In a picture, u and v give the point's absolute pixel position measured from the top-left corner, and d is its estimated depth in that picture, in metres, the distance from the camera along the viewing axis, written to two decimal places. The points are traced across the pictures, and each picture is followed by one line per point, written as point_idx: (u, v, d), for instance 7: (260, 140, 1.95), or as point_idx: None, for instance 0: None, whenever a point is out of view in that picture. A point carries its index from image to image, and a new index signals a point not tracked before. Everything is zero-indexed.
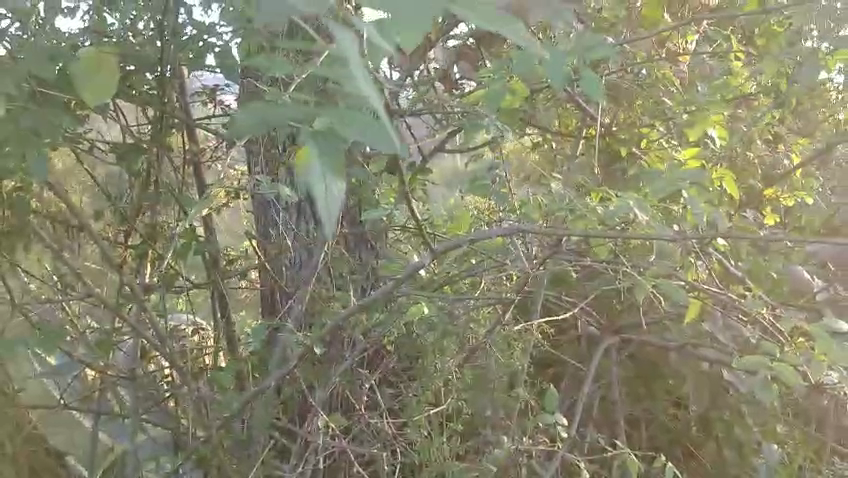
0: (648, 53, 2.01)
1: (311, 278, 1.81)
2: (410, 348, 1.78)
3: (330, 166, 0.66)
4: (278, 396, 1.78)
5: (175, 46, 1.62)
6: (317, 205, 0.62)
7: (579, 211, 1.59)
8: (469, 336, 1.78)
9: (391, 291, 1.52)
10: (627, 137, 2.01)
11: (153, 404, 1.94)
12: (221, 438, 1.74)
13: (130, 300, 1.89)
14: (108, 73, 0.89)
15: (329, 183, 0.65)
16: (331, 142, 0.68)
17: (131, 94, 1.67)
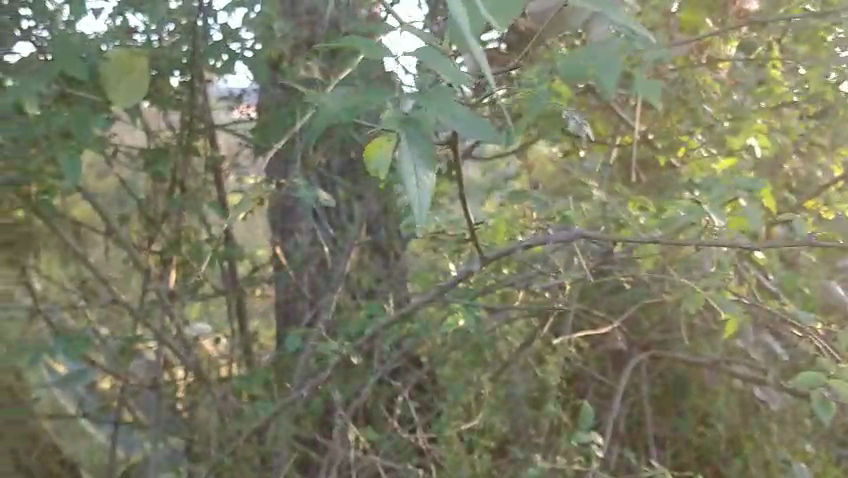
0: (687, 57, 2.15)
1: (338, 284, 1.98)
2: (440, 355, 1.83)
3: (425, 158, 0.89)
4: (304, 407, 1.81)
5: (202, 52, 1.74)
6: (409, 196, 0.87)
7: (623, 219, 1.82)
8: (500, 351, 1.94)
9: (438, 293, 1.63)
10: (664, 145, 2.16)
11: (174, 412, 1.98)
12: (245, 448, 1.80)
13: (155, 305, 1.94)
14: (139, 74, 1.35)
15: (421, 174, 0.88)
16: (426, 134, 0.91)
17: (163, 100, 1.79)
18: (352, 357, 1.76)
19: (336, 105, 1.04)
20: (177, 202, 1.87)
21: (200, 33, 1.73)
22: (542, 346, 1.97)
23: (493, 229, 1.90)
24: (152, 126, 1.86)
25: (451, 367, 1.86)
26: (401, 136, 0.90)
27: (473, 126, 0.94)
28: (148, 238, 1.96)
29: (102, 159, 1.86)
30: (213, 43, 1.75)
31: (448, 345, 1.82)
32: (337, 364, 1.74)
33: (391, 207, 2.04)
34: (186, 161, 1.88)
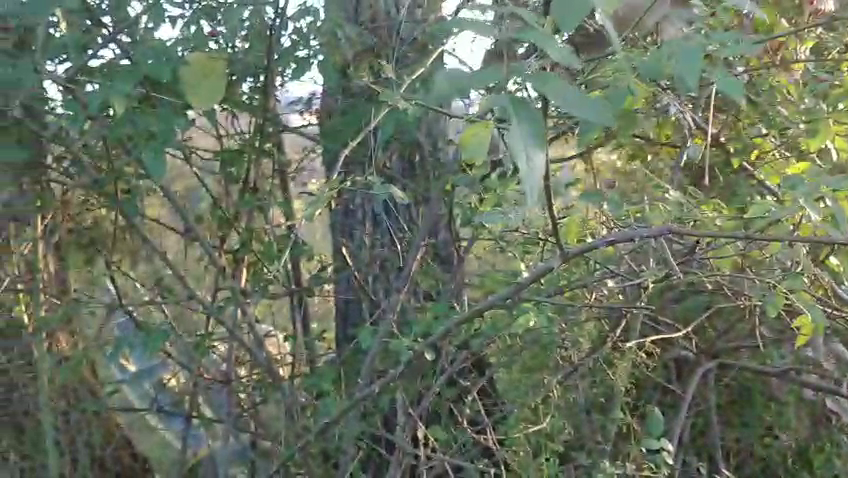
0: (761, 60, 2.23)
1: (403, 284, 2.18)
2: (502, 355, 2.31)
3: (535, 139, 0.91)
4: (367, 403, 2.00)
5: (277, 59, 1.99)
6: (521, 170, 0.90)
7: (697, 219, 2.01)
8: (564, 355, 2.40)
9: (521, 288, 1.79)
10: (737, 147, 2.25)
11: (242, 409, 2.20)
12: (310, 441, 2.01)
13: (227, 302, 2.13)
14: (215, 76, 1.37)
15: (531, 156, 0.91)
16: (536, 115, 0.93)
17: (238, 103, 2.02)
18: (412, 353, 1.95)
19: (445, 83, 1.03)
20: (248, 202, 2.10)
21: (272, 41, 1.97)
22: (614, 350, 2.39)
23: (567, 231, 2.05)
24: (230, 129, 2.12)
25: (514, 368, 2.33)
26: (511, 118, 0.93)
27: (577, 100, 0.98)
28: (221, 238, 2.21)
29: (182, 169, 2.11)
30: (286, 49, 2.00)
31: (510, 347, 2.29)
32: (408, 360, 1.99)
33: (462, 210, 2.28)
34: (258, 161, 2.13)
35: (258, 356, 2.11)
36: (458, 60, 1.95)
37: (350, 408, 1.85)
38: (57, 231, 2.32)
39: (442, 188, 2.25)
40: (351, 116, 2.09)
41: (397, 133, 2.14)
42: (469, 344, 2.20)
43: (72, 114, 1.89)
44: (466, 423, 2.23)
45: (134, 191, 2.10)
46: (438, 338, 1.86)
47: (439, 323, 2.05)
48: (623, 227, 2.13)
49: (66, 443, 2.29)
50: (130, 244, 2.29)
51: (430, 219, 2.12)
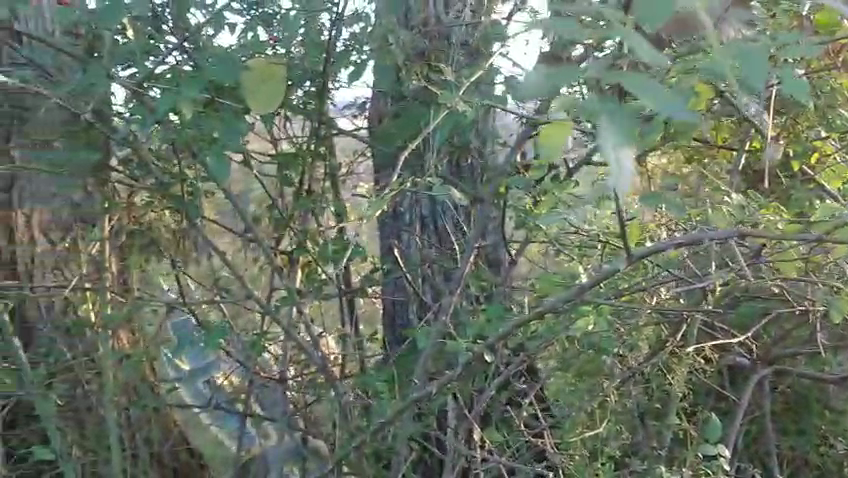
0: (822, 62, 2.21)
1: (454, 286, 2.22)
2: (559, 357, 2.34)
3: (624, 139, 0.82)
4: (419, 403, 2.03)
5: (334, 64, 2.04)
6: (609, 171, 0.80)
7: (759, 222, 2.00)
8: (620, 358, 2.42)
9: (584, 289, 1.79)
10: (798, 151, 2.32)
11: (297, 408, 2.25)
12: (363, 440, 2.05)
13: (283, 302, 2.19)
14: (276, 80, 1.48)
15: (620, 156, 0.81)
16: (624, 115, 0.85)
17: (296, 107, 2.08)
18: (467, 354, 1.98)
19: (527, 89, 0.91)
20: (304, 205, 2.15)
21: (328, 48, 2.03)
22: (671, 351, 2.43)
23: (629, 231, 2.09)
24: (287, 133, 2.19)
25: (568, 373, 2.34)
26: (599, 120, 0.84)
27: (671, 100, 0.86)
28: (277, 240, 2.27)
29: (241, 172, 2.19)
30: (341, 53, 2.04)
31: (567, 350, 2.33)
32: (465, 361, 2.02)
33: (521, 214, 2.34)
34: (313, 164, 2.19)
35: (312, 356, 2.17)
36: (513, 62, 2.00)
37: (406, 409, 1.88)
38: (121, 231, 2.44)
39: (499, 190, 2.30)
40: (404, 119, 2.12)
41: (451, 134, 2.17)
42: (522, 347, 2.21)
43: (139, 117, 2.00)
44: (518, 424, 2.27)
45: (196, 193, 2.18)
46: (496, 340, 1.87)
47: (492, 326, 2.07)
48: (688, 229, 2.16)
49: (127, 438, 2.38)
50: (189, 243, 2.41)
51: (483, 222, 2.14)
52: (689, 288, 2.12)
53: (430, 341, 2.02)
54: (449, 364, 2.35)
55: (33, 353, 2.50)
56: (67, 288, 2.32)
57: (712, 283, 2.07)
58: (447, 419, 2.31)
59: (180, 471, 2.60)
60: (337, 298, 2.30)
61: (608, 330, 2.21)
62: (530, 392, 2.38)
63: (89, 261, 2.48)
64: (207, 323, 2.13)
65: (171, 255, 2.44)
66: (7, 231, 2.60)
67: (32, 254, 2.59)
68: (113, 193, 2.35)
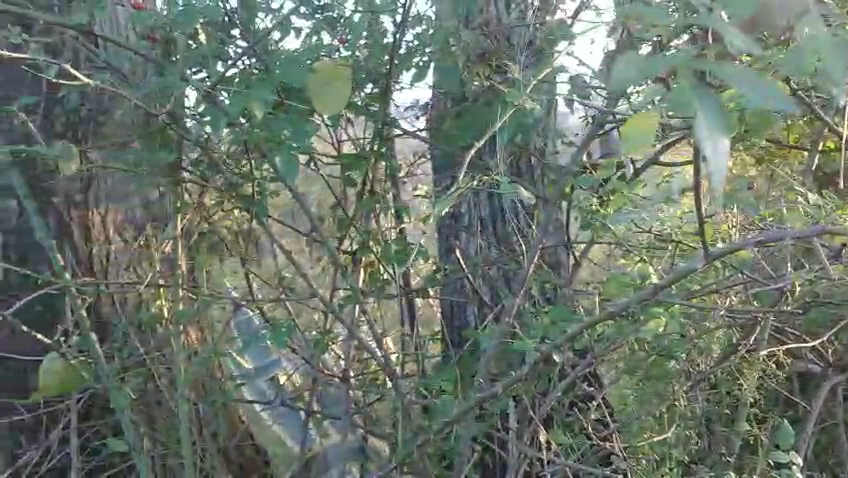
0: None
1: (516, 287, 2.22)
2: (623, 360, 2.32)
3: (720, 121, 0.79)
4: (484, 404, 2.04)
5: (398, 65, 2.06)
6: (708, 157, 0.77)
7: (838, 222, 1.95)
8: (686, 361, 2.38)
9: (659, 288, 1.77)
10: None
11: (359, 407, 2.28)
12: (427, 440, 2.06)
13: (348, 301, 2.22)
14: (342, 83, 1.68)
15: (715, 140, 0.78)
16: (720, 97, 0.82)
17: (361, 109, 2.10)
18: (531, 356, 1.97)
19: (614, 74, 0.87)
20: (368, 205, 2.18)
21: (392, 49, 2.05)
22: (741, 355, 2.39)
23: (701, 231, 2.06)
24: (350, 134, 2.21)
25: (633, 377, 2.31)
26: (694, 106, 0.80)
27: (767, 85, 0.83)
28: (341, 241, 2.31)
29: (305, 173, 2.23)
30: (405, 55, 2.06)
31: (632, 353, 2.30)
32: (531, 362, 2.01)
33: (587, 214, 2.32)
34: (377, 165, 2.22)
35: (376, 355, 2.19)
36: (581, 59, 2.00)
37: (470, 408, 1.88)
38: (191, 230, 2.52)
39: (565, 191, 2.29)
40: (468, 120, 2.13)
41: (516, 134, 2.17)
42: (586, 349, 2.19)
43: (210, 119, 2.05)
44: (582, 427, 2.25)
45: (263, 194, 2.23)
46: (562, 341, 1.86)
47: (555, 327, 2.05)
48: (762, 229, 2.12)
49: (197, 432, 2.44)
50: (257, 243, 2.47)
51: (548, 223, 2.13)
52: (763, 290, 2.07)
53: (492, 341, 2.02)
54: (510, 364, 2.35)
55: (107, 348, 2.59)
56: (144, 285, 2.32)
57: (789, 284, 2.02)
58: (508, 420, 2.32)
59: (246, 467, 2.67)
60: (399, 298, 2.33)
61: (676, 333, 2.18)
62: (593, 396, 2.36)
63: (162, 259, 2.56)
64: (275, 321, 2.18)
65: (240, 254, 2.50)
66: (84, 231, 2.68)
67: (108, 253, 2.69)
68: (184, 193, 2.41)
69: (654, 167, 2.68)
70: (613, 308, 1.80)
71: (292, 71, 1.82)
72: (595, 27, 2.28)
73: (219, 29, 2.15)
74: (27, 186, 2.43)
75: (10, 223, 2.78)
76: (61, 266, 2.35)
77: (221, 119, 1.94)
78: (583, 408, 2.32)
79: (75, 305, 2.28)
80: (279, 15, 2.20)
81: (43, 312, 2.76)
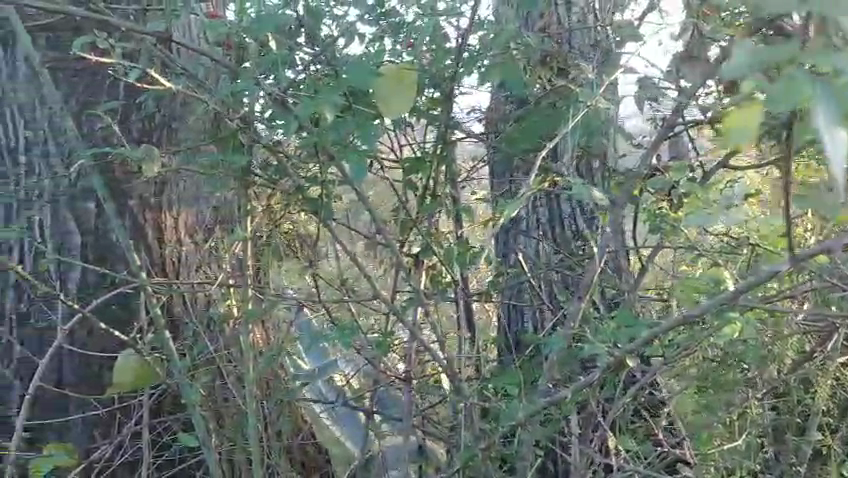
0: None
1: (579, 290, 2.21)
2: (690, 368, 2.28)
3: (835, 116, 0.80)
4: (546, 409, 2.03)
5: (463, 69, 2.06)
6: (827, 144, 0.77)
7: None
8: (753, 369, 2.34)
9: (740, 292, 1.74)
10: None
11: (421, 408, 2.30)
12: (490, 442, 2.06)
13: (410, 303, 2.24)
14: (408, 88, 1.72)
15: (832, 131, 0.78)
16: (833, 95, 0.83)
17: (425, 113, 2.12)
18: (598, 360, 1.96)
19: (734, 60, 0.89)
20: (431, 207, 2.20)
21: (456, 53, 2.07)
22: (812, 363, 2.33)
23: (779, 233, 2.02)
24: (413, 138, 2.23)
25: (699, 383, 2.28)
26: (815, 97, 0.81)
27: None
28: (404, 243, 2.33)
29: (369, 176, 2.27)
30: (470, 58, 2.06)
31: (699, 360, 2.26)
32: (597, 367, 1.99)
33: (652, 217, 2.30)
34: (440, 169, 2.24)
35: (438, 357, 2.21)
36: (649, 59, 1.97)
37: (537, 410, 1.87)
38: (260, 233, 2.59)
39: (632, 195, 2.26)
40: (531, 123, 2.14)
41: (584, 135, 2.14)
42: (650, 353, 2.17)
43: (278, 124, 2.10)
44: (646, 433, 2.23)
45: (329, 196, 2.28)
46: (631, 346, 1.84)
47: (622, 331, 2.03)
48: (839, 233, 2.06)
49: (264, 429, 2.51)
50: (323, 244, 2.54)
51: (614, 227, 2.11)
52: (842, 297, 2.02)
53: (557, 344, 2.01)
54: (572, 369, 2.33)
55: (179, 345, 2.67)
56: (215, 285, 2.39)
57: None
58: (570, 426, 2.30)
59: (309, 464, 2.72)
60: (460, 301, 2.35)
61: (745, 338, 2.14)
62: (658, 403, 2.33)
63: (231, 260, 2.64)
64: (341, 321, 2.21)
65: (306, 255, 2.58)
66: (158, 232, 2.77)
67: (179, 254, 2.79)
68: (253, 196, 2.48)
69: (719, 172, 2.62)
70: (687, 314, 1.77)
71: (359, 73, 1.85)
72: (662, 29, 2.25)
73: (288, 36, 2.14)
74: (106, 187, 2.52)
75: (89, 224, 2.89)
76: (138, 265, 2.44)
77: (291, 123, 1.97)
78: (647, 413, 2.30)
79: (151, 303, 2.35)
80: (345, 22, 2.25)
81: (118, 311, 2.87)
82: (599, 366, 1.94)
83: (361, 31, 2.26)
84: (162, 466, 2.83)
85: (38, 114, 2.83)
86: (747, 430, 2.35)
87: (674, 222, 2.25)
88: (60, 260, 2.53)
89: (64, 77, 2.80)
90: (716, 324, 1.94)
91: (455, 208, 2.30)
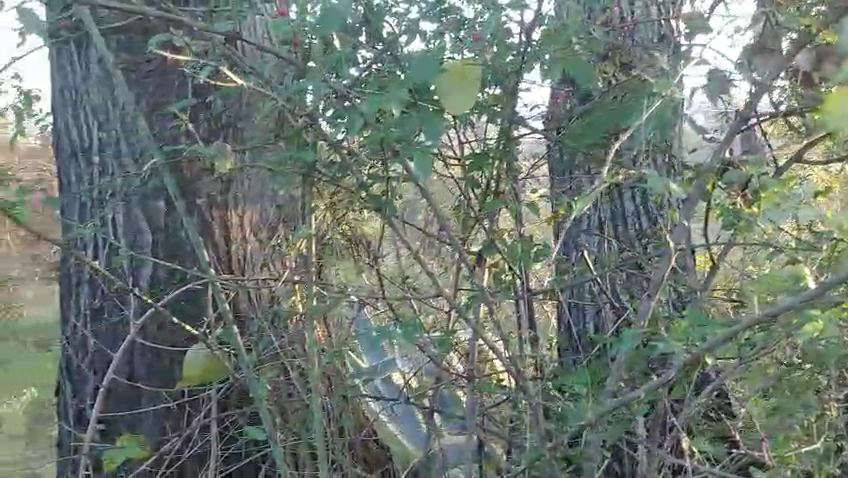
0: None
1: (646, 288, 2.16)
2: (764, 370, 2.22)
3: None
4: (615, 410, 1.99)
5: (526, 64, 2.04)
6: None
7: None
8: (831, 372, 2.27)
9: (823, 290, 1.67)
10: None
11: (484, 406, 2.29)
12: (557, 443, 2.03)
13: (473, 301, 2.23)
14: (469, 85, 1.74)
15: None
16: None
17: (489, 109, 2.11)
18: (673, 360, 1.91)
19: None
20: (494, 204, 2.18)
21: (519, 48, 2.05)
22: None
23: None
24: (475, 135, 2.22)
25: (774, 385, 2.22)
26: None
27: None
28: (467, 241, 2.32)
29: (431, 173, 2.27)
30: (533, 51, 2.03)
31: (773, 360, 2.20)
32: (670, 367, 1.94)
33: (725, 215, 2.23)
34: (503, 168, 2.22)
35: (502, 355, 2.19)
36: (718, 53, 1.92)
37: (608, 410, 1.83)
38: (326, 231, 2.63)
39: (702, 191, 2.20)
40: (598, 118, 2.10)
41: (653, 130, 2.09)
42: (721, 355, 2.12)
43: (340, 123, 2.10)
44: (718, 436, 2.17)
45: (390, 195, 2.28)
46: (706, 346, 1.79)
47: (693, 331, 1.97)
48: None
49: (330, 425, 2.53)
50: (387, 243, 2.57)
51: (684, 225, 2.05)
52: None
53: (625, 344, 1.97)
54: (639, 370, 2.29)
55: (246, 340, 2.72)
56: (282, 281, 2.43)
57: None
58: (637, 427, 2.25)
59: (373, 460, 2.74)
60: (522, 299, 2.33)
61: (824, 339, 2.07)
62: (731, 406, 2.28)
63: (296, 258, 2.68)
64: (405, 319, 2.21)
65: (370, 252, 2.61)
66: (225, 230, 2.84)
67: (246, 251, 2.84)
68: (318, 194, 2.51)
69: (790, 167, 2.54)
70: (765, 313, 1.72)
71: (422, 69, 1.72)
72: (732, 21, 2.19)
73: (352, 35, 2.16)
74: (177, 185, 2.58)
75: (159, 222, 2.97)
76: (207, 262, 2.49)
77: (356, 120, 1.96)
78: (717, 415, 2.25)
79: (220, 299, 2.40)
80: (406, 20, 2.26)
81: (188, 307, 2.95)
82: (672, 366, 1.89)
83: (422, 29, 2.26)
84: (230, 460, 2.88)
85: (111, 116, 2.92)
86: (824, 433, 2.28)
87: (747, 218, 2.17)
88: (132, 256, 2.60)
89: (136, 79, 2.89)
90: (795, 324, 1.88)
91: (518, 204, 2.28)
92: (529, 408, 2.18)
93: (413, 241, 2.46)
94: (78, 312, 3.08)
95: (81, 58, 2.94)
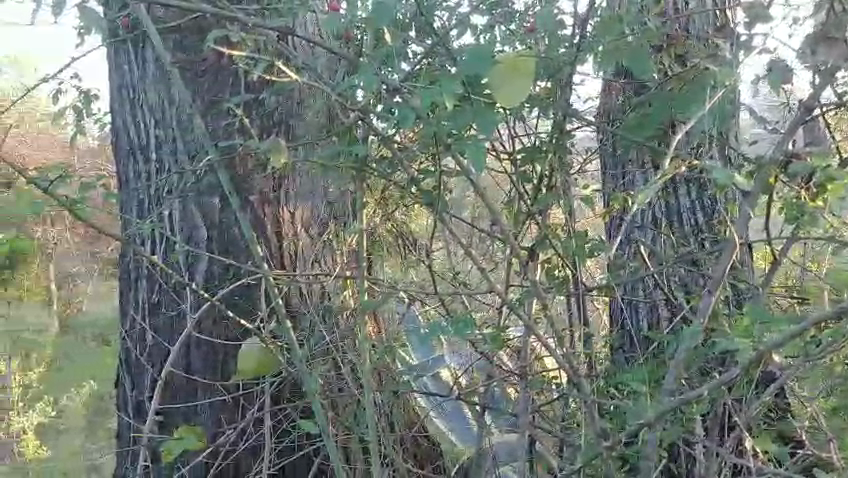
0: None
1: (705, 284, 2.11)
2: (829, 368, 2.14)
3: None
4: (674, 410, 1.94)
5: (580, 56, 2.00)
6: None
7: None
8: None
9: None
10: None
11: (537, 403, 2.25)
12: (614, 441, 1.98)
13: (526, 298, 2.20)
14: (525, 77, 1.69)
15: None
16: None
17: (541, 103, 2.08)
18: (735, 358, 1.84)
19: None
20: (546, 199, 2.15)
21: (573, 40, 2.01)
22: None
23: None
24: (527, 129, 2.19)
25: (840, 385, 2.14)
26: None
27: None
28: (519, 238, 2.29)
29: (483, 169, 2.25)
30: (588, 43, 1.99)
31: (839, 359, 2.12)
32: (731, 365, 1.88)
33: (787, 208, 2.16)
34: (555, 161, 2.18)
35: (556, 352, 2.15)
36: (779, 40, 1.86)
37: (668, 409, 1.77)
38: (377, 227, 2.63)
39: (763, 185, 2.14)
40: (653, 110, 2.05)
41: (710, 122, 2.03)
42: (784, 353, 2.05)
43: (392, 118, 2.09)
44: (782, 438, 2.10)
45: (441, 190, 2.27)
46: (771, 341, 1.73)
47: (755, 329, 1.91)
48: None
49: (382, 420, 2.52)
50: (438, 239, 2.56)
51: (745, 218, 1.99)
52: None
53: (683, 342, 1.91)
54: (697, 368, 2.23)
55: (299, 335, 2.74)
56: (334, 276, 2.43)
57: None
58: (696, 427, 2.19)
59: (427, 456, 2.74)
60: (576, 294, 2.30)
61: None
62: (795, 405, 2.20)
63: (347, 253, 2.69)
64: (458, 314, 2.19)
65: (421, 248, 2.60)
66: (277, 226, 2.86)
67: (298, 246, 2.86)
68: (369, 190, 2.51)
69: None
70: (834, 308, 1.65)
71: (475, 61, 1.70)
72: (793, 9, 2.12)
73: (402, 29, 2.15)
74: (230, 182, 2.60)
75: (214, 218, 3.01)
76: (260, 257, 2.50)
77: (409, 114, 1.94)
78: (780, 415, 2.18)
79: (273, 295, 2.41)
80: (457, 14, 2.24)
81: (242, 302, 2.98)
82: (734, 365, 1.83)
83: (472, 23, 2.24)
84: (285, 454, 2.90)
85: (167, 114, 2.96)
86: None
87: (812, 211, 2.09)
88: (188, 251, 2.63)
89: (191, 77, 2.93)
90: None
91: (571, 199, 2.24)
92: (584, 408, 2.14)
93: (464, 237, 2.44)
94: (136, 307, 3.15)
95: (138, 57, 2.99)
